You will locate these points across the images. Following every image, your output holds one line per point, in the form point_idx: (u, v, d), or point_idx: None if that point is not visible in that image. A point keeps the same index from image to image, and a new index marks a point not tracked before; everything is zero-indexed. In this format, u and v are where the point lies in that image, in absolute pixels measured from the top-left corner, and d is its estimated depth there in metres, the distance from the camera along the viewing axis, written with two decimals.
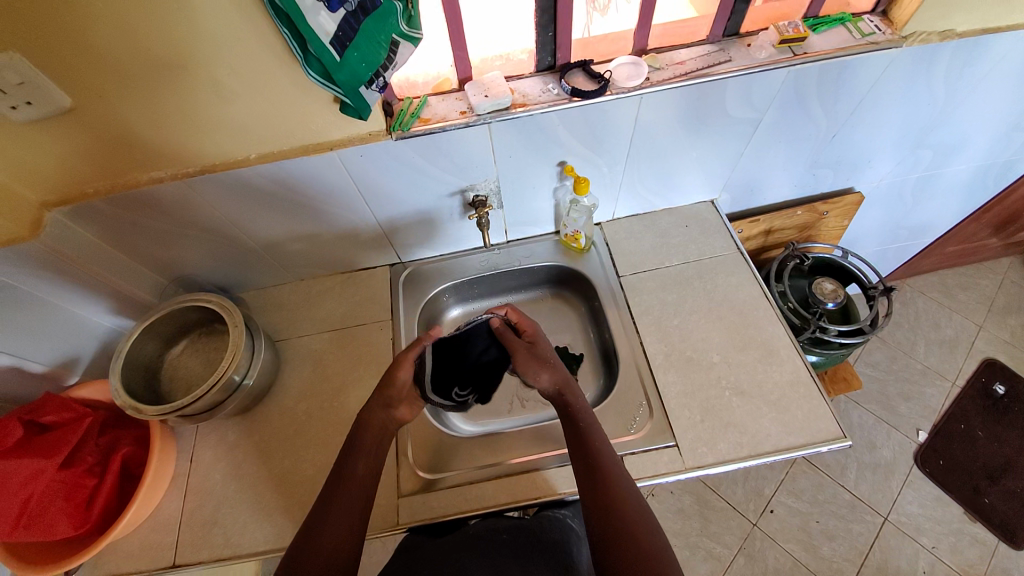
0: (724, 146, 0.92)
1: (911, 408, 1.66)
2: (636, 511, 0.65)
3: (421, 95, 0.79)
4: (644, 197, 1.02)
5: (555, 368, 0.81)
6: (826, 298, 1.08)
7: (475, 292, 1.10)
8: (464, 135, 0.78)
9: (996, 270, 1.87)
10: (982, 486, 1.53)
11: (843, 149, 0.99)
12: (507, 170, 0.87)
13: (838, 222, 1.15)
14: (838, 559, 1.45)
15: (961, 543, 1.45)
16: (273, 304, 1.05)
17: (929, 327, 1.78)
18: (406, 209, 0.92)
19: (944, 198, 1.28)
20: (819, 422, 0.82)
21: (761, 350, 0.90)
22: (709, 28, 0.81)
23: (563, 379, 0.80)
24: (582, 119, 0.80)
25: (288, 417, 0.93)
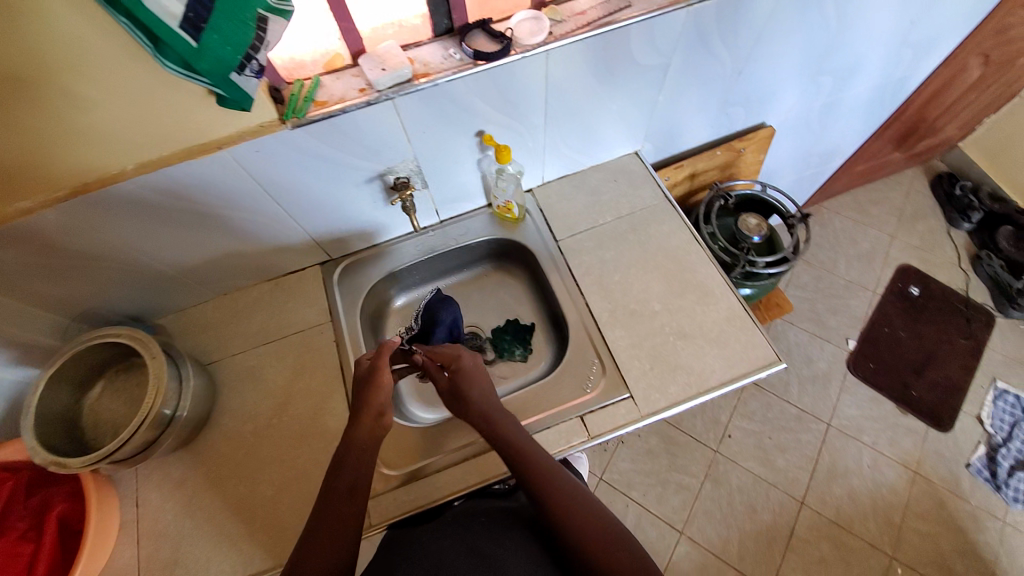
0: (638, 96, 0.91)
1: (840, 320, 1.80)
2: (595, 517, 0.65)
3: (313, 76, 0.73)
4: (569, 157, 1.01)
5: (482, 393, 0.77)
6: (751, 233, 1.12)
7: (415, 278, 1.07)
8: (369, 116, 0.73)
9: (901, 182, 2.03)
10: (909, 380, 1.70)
11: (751, 84, 1.02)
12: (424, 148, 0.83)
13: (755, 157, 1.19)
14: (793, 468, 1.58)
15: (896, 434, 1.62)
16: (198, 326, 0.97)
17: (848, 244, 1.93)
18: (322, 203, 0.86)
19: (847, 121, 1.36)
20: (757, 350, 0.87)
21: (697, 292, 0.93)
22: None
23: (492, 403, 0.76)
24: (491, 84, 0.76)
25: (237, 440, 0.88)
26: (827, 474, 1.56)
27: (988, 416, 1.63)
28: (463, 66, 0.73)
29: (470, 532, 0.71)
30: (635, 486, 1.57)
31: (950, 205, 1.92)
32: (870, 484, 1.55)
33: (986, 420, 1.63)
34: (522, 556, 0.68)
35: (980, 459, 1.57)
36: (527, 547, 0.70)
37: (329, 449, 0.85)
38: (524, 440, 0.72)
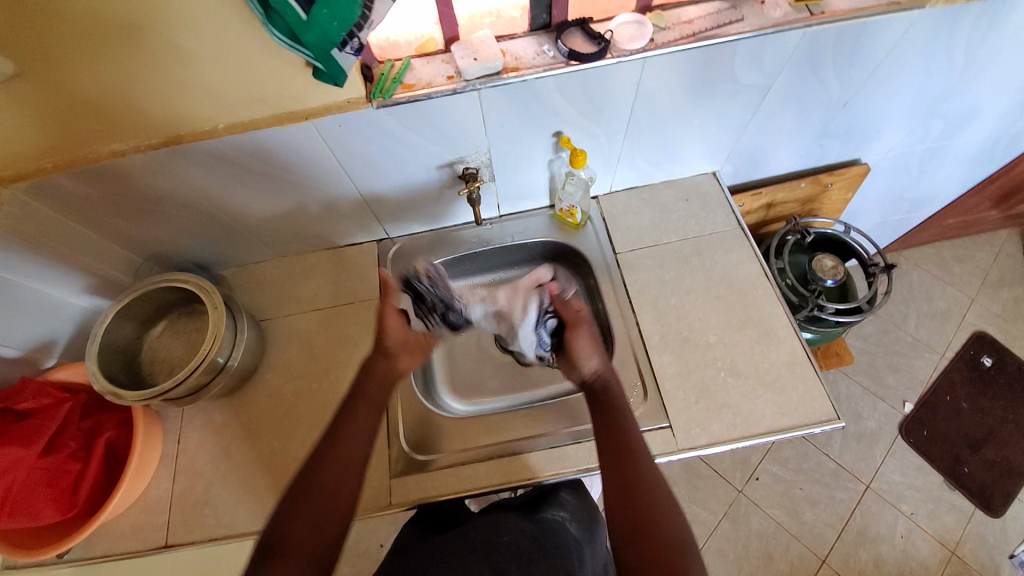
0: (729, 115, 0.86)
1: (899, 379, 1.68)
2: (664, 513, 0.61)
3: (405, 57, 0.72)
4: (643, 170, 0.97)
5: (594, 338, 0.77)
6: (826, 275, 1.06)
7: (467, 268, 1.06)
8: (452, 103, 0.72)
9: (993, 242, 1.86)
10: (963, 455, 1.58)
11: (854, 117, 0.94)
12: (501, 142, 0.82)
13: (841, 193, 1.10)
14: (820, 524, 1.50)
15: (939, 510, 1.51)
16: (255, 282, 1.01)
17: (922, 299, 1.79)
18: (390, 183, 0.87)
19: (949, 169, 1.24)
20: (813, 403, 0.82)
21: (757, 330, 0.88)
22: None
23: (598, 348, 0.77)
24: (580, 85, 0.73)
25: (276, 398, 0.90)
26: (855, 537, 1.48)
27: None
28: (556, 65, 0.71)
29: (492, 552, 0.69)
30: None
31: None
32: (901, 556, 1.45)
33: None
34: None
35: None
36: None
37: None
38: (626, 418, 0.70)
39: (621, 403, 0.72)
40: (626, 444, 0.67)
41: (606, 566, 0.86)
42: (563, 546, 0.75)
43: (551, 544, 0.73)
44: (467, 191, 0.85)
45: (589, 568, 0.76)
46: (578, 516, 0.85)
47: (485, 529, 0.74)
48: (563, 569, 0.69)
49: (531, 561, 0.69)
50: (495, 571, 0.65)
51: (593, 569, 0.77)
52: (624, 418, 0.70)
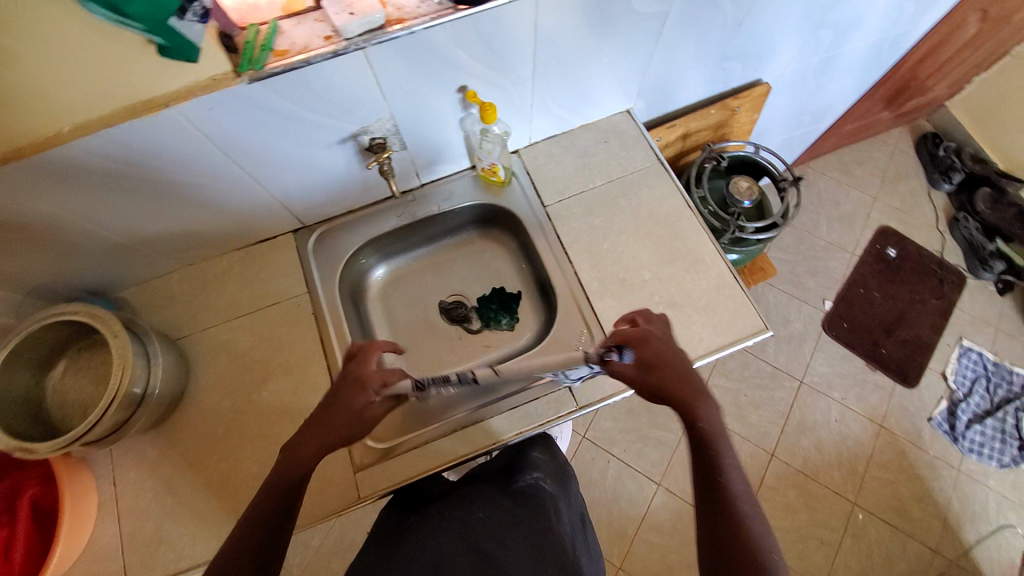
0: (633, 47, 0.84)
1: (817, 282, 1.84)
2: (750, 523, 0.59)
3: (271, 19, 0.64)
4: (557, 115, 0.95)
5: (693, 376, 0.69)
6: (742, 196, 1.10)
7: (398, 246, 1.02)
8: (336, 68, 0.65)
9: (887, 141, 2.02)
10: (879, 339, 1.79)
11: (749, 39, 0.97)
12: (403, 106, 0.76)
13: (749, 115, 1.17)
14: (765, 423, 1.68)
15: (864, 390, 1.73)
16: (163, 299, 0.91)
17: (830, 205, 1.94)
18: (289, 167, 0.80)
19: (843, 77, 1.31)
20: (745, 319, 0.87)
21: (688, 260, 0.91)
22: None
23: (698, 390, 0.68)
24: (475, 34, 0.69)
25: (215, 417, 0.85)
26: (797, 428, 1.68)
27: (951, 373, 1.75)
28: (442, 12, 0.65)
29: (468, 527, 0.70)
30: (618, 443, 1.65)
31: (932, 165, 1.93)
32: (837, 437, 1.68)
33: (950, 376, 1.75)
34: (523, 552, 0.68)
35: (942, 414, 1.71)
36: (524, 542, 0.70)
37: None
38: (719, 428, 0.67)
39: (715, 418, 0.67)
40: (717, 456, 0.64)
41: (584, 516, 0.93)
42: (542, 504, 0.80)
43: (528, 509, 0.77)
44: (377, 163, 0.80)
45: (566, 523, 0.81)
46: (551, 473, 0.89)
47: (458, 507, 0.75)
48: (539, 532, 0.73)
49: (510, 529, 0.72)
50: (471, 545, 0.67)
51: (570, 520, 0.83)
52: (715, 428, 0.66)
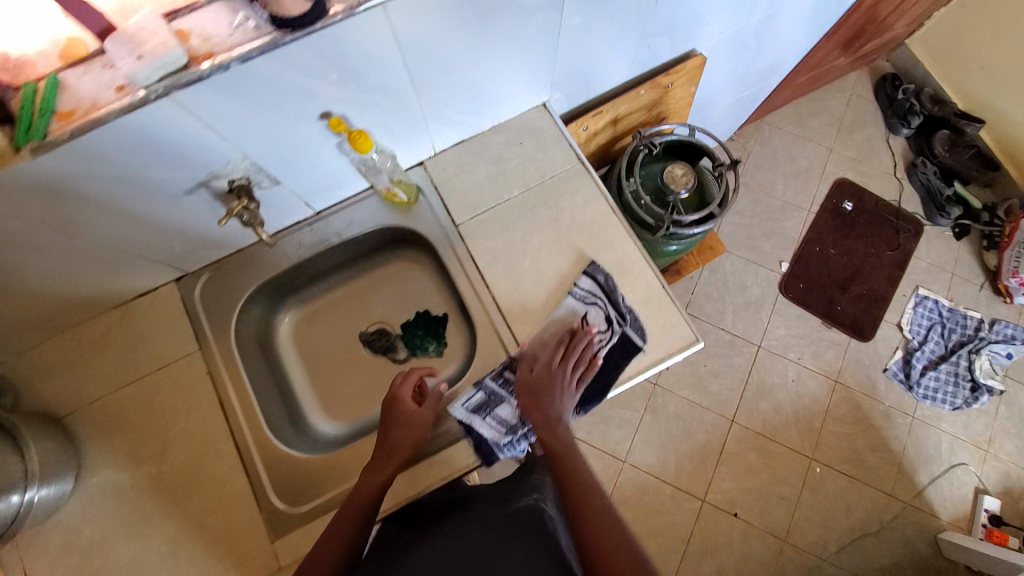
0: (530, 40, 0.73)
1: (773, 244, 1.79)
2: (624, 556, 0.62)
3: (49, 72, 0.50)
4: (459, 121, 0.83)
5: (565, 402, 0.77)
6: (677, 186, 1.02)
7: (304, 279, 0.93)
8: (144, 123, 0.52)
9: (845, 86, 1.92)
10: (836, 296, 1.75)
11: (671, 11, 0.85)
12: (255, 141, 0.64)
13: (685, 90, 1.07)
14: (725, 391, 1.67)
15: (820, 348, 1.72)
16: (40, 373, 0.82)
17: (786, 161, 1.86)
18: (141, 224, 0.69)
19: (789, 32, 1.20)
20: (674, 331, 0.81)
21: (614, 272, 0.84)
22: None
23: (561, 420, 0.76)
24: (318, 56, 0.56)
25: (119, 494, 0.78)
26: (755, 392, 1.67)
27: (907, 323, 1.74)
28: (260, 38, 0.51)
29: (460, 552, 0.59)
30: (580, 428, 1.65)
31: (891, 110, 1.85)
32: (794, 397, 1.68)
33: (906, 326, 1.74)
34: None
35: (897, 364, 1.72)
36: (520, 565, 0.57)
37: (224, 491, 0.77)
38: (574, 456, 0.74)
39: (575, 470, 0.72)
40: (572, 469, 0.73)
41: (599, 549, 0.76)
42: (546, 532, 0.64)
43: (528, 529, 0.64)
44: (234, 214, 0.68)
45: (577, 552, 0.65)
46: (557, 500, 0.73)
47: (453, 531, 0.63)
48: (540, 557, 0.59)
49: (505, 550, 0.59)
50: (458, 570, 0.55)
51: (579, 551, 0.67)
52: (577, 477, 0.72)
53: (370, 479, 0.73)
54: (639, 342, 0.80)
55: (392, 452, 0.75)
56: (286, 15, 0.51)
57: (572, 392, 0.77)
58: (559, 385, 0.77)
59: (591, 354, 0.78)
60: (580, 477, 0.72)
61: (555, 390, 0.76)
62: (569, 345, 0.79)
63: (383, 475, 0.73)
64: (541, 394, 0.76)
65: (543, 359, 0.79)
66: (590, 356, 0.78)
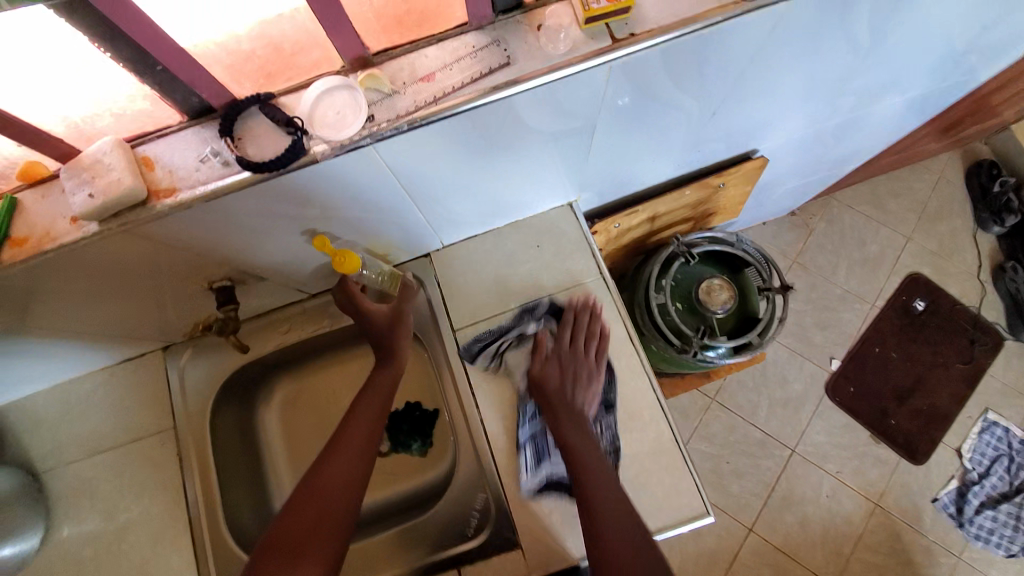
0: (554, 158, 0.64)
1: (826, 337, 1.57)
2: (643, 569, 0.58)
3: (10, 192, 0.49)
4: (469, 221, 0.75)
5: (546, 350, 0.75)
6: (714, 306, 0.90)
7: (291, 357, 0.88)
8: (104, 250, 0.49)
9: (932, 169, 1.70)
10: (890, 408, 1.52)
11: (730, 123, 0.74)
12: (233, 251, 0.59)
13: (739, 190, 0.94)
14: (746, 494, 1.45)
15: (863, 464, 1.48)
16: (26, 424, 0.81)
17: (854, 245, 1.64)
18: (126, 314, 0.67)
19: (870, 131, 1.05)
20: (682, 498, 0.70)
21: (620, 414, 0.74)
22: (466, 8, 0.47)
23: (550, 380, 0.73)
24: (298, 189, 0.50)
25: (73, 568, 0.75)
26: (781, 503, 1.44)
27: (968, 450, 1.50)
28: (227, 179, 0.46)
29: None
30: None
31: (983, 203, 1.62)
32: (825, 514, 1.44)
33: (967, 453, 1.49)
34: None
35: (950, 496, 1.47)
36: None
37: None
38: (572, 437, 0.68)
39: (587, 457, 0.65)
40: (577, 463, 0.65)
41: None
42: None
43: None
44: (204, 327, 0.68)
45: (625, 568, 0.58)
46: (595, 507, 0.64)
47: None
48: None
49: None
50: None
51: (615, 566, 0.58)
52: (587, 469, 0.65)
53: (331, 472, 0.63)
54: (638, 503, 0.70)
55: (355, 432, 0.67)
56: (261, 159, 0.45)
57: (594, 378, 0.72)
58: (576, 376, 0.72)
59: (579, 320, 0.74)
60: (595, 483, 0.63)
61: (570, 385, 0.71)
62: (575, 324, 0.74)
63: (349, 464, 0.65)
64: (559, 387, 0.71)
65: (556, 345, 0.74)
66: (598, 327, 0.74)
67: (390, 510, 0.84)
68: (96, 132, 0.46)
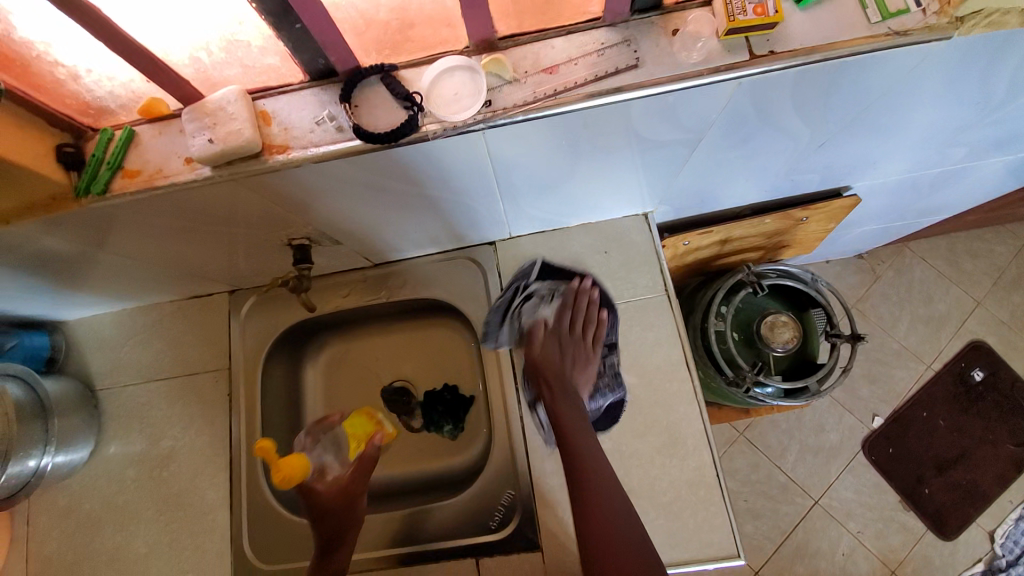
0: (647, 169, 0.63)
1: (872, 391, 1.50)
2: (623, 525, 0.62)
3: (129, 124, 0.50)
4: (544, 218, 0.74)
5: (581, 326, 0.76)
6: (775, 343, 0.86)
7: (343, 322, 0.89)
8: (208, 196, 0.51)
9: (1019, 234, 1.59)
10: (927, 476, 1.45)
11: (832, 158, 0.71)
12: (318, 214, 0.60)
13: (820, 226, 0.90)
14: (759, 536, 1.41)
15: (887, 529, 1.42)
16: (93, 343, 0.85)
17: (919, 300, 1.55)
18: (205, 256, 0.69)
19: (972, 186, 0.98)
20: (712, 534, 0.69)
21: (663, 437, 0.72)
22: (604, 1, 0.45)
23: (558, 364, 0.74)
24: (401, 163, 0.50)
25: (117, 483, 0.80)
26: (794, 551, 1.39)
27: (1003, 535, 1.41)
28: (338, 144, 0.47)
29: None
30: None
31: None
32: (838, 572, 1.39)
33: (1001, 538, 1.41)
34: None
35: None
36: None
37: (209, 517, 0.77)
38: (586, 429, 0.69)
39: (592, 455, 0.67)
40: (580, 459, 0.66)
41: None
42: None
43: None
44: (280, 282, 0.69)
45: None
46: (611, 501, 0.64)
47: None
48: None
49: None
50: None
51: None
52: (590, 466, 0.66)
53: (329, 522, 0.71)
54: (667, 530, 0.69)
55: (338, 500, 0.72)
56: (375, 131, 0.46)
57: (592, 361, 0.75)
58: (575, 358, 0.75)
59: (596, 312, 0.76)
60: (581, 443, 0.67)
61: (568, 367, 0.74)
62: (576, 308, 0.77)
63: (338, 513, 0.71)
64: (553, 367, 0.74)
65: (556, 329, 0.77)
66: (593, 312, 0.77)
67: (414, 486, 0.86)
68: (223, 79, 0.47)
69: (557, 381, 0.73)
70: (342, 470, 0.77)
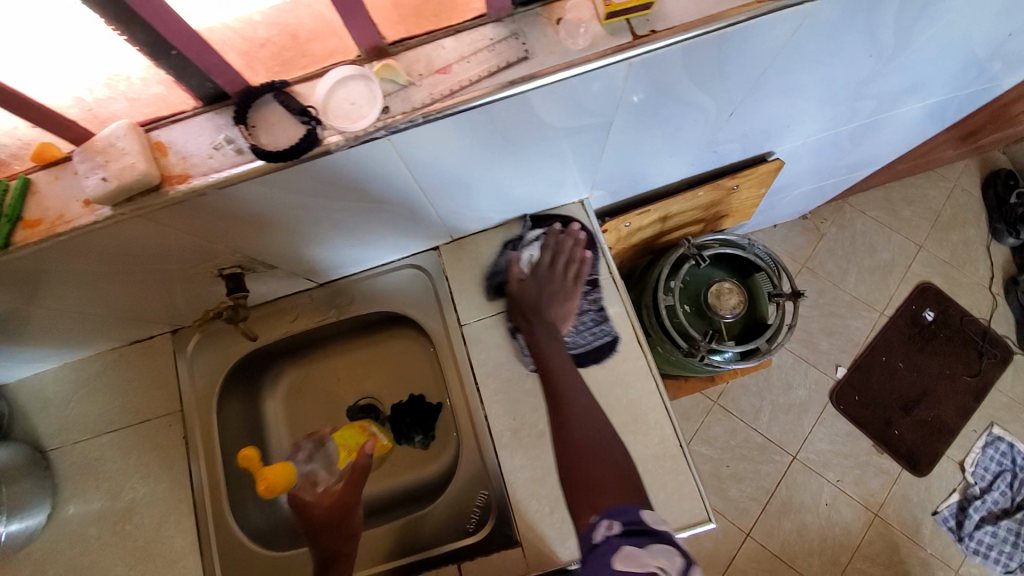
0: (568, 156, 0.64)
1: (832, 343, 1.55)
2: (613, 465, 0.60)
3: (24, 173, 0.49)
4: (480, 217, 0.75)
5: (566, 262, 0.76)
6: (723, 310, 0.89)
7: (297, 346, 0.88)
8: (117, 235, 0.50)
9: (947, 177, 1.67)
10: (894, 418, 1.51)
11: (748, 125, 0.73)
12: (242, 240, 0.60)
13: (752, 192, 0.93)
14: (745, 500, 1.44)
15: (865, 474, 1.47)
16: (34, 402, 0.82)
17: (865, 251, 1.62)
18: (134, 298, 0.67)
19: (889, 136, 1.03)
20: (683, 503, 0.70)
21: (625, 416, 0.73)
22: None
23: (533, 297, 0.75)
24: (311, 179, 0.50)
25: (78, 545, 0.76)
26: (780, 509, 1.43)
27: (971, 464, 1.48)
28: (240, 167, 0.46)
29: None
30: None
31: (997, 213, 1.60)
32: (824, 523, 1.43)
33: (970, 467, 1.48)
34: None
35: (951, 509, 1.45)
36: None
37: (179, 564, 0.75)
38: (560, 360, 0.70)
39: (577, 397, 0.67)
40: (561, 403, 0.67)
41: None
42: None
43: None
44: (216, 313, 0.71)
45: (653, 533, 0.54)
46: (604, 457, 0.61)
47: None
48: None
49: None
50: None
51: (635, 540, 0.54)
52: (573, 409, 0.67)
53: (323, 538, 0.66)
54: None
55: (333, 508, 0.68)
56: (273, 149, 0.46)
57: (575, 296, 0.75)
58: (557, 293, 0.75)
59: (581, 252, 0.76)
60: (559, 376, 0.69)
61: (548, 302, 0.74)
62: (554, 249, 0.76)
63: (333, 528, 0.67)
64: (545, 301, 0.75)
65: (534, 272, 0.76)
66: (579, 249, 0.77)
67: (392, 502, 0.85)
68: (112, 116, 0.46)
69: (534, 314, 0.74)
70: (334, 480, 0.72)
